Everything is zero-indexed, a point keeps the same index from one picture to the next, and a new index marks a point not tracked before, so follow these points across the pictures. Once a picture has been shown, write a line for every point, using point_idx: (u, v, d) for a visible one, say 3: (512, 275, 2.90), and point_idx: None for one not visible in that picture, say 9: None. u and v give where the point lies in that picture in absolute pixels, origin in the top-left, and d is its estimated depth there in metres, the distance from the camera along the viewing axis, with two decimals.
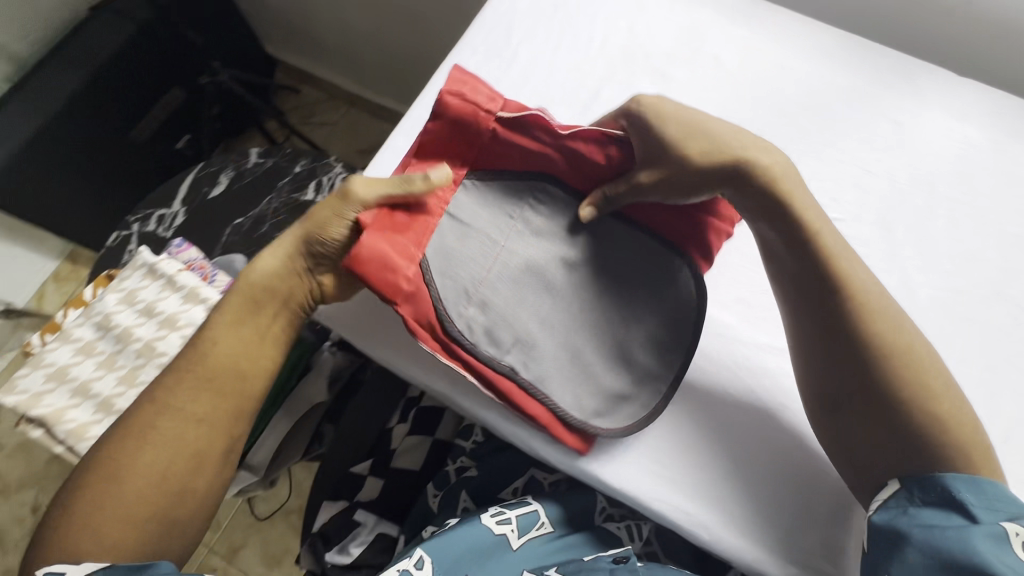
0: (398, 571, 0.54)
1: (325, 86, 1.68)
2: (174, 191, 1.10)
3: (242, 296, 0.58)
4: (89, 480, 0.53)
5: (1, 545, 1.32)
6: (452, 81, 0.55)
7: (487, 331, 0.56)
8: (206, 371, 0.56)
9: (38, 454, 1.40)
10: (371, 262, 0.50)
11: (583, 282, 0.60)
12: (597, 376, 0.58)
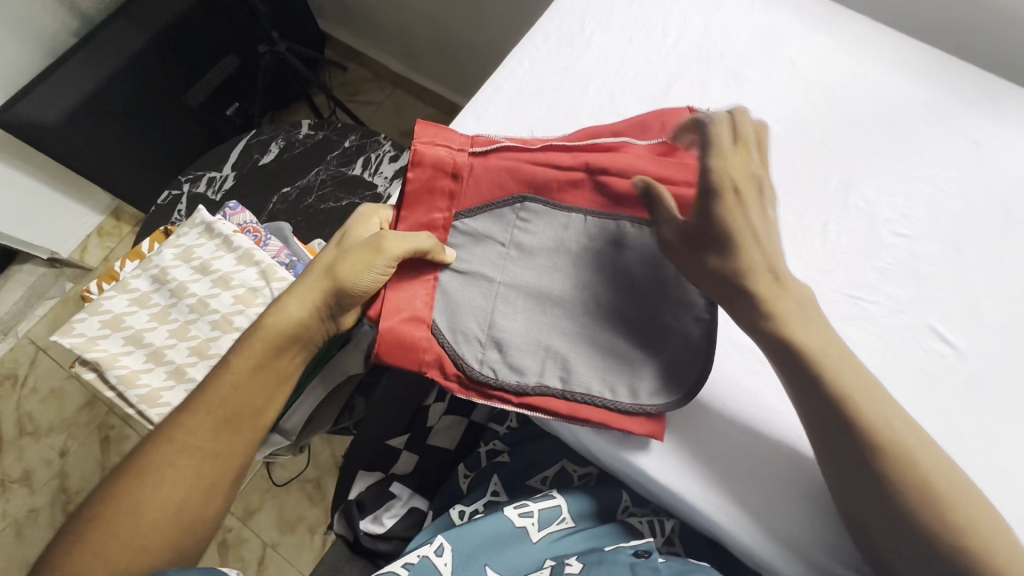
0: (418, 557, 0.58)
1: (373, 66, 1.70)
2: (224, 155, 1.11)
3: (256, 340, 0.57)
4: (92, 521, 0.50)
5: (29, 484, 1.37)
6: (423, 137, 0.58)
7: (509, 364, 0.56)
8: (225, 410, 0.55)
9: (71, 400, 1.44)
10: (393, 345, 0.55)
11: (612, 278, 0.58)
12: (638, 362, 0.57)
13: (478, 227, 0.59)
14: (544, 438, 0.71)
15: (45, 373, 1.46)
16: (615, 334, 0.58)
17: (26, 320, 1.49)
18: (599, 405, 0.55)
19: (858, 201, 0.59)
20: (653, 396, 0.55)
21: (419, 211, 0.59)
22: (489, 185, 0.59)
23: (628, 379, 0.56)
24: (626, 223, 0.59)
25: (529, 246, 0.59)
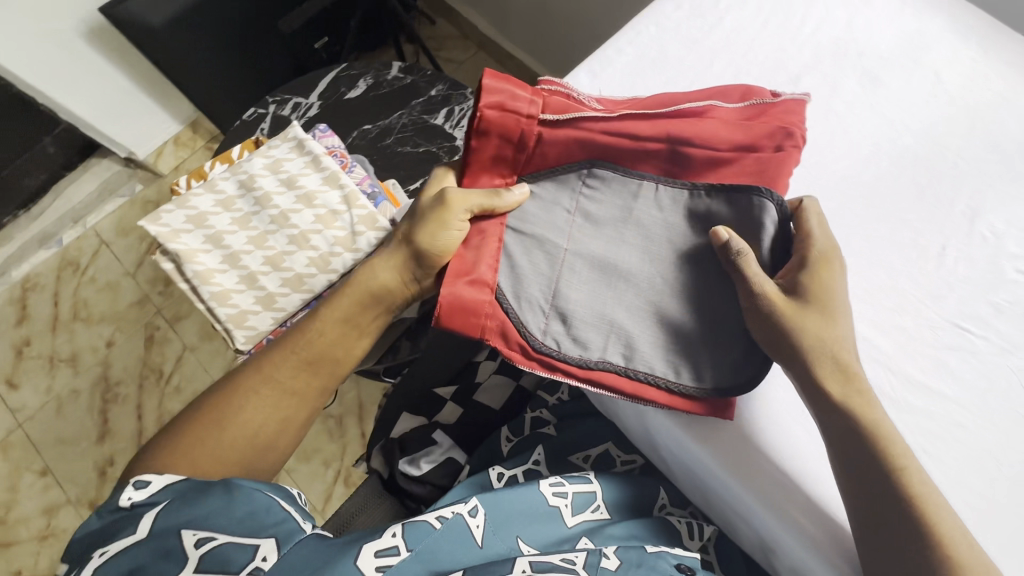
0: (453, 512, 0.54)
1: (460, 22, 1.68)
2: (313, 84, 1.11)
3: (347, 297, 0.61)
4: (182, 428, 0.55)
5: (75, 365, 1.44)
6: (486, 93, 0.52)
7: (573, 337, 0.56)
8: (310, 354, 0.60)
9: (124, 295, 1.50)
10: (454, 312, 0.54)
11: (684, 256, 0.56)
12: (703, 347, 0.55)
13: (547, 190, 0.57)
14: (593, 417, 0.70)
15: (104, 265, 1.52)
16: (686, 313, 0.56)
17: (96, 212, 1.56)
18: (659, 386, 0.55)
19: (984, 230, 0.55)
20: (716, 380, 0.54)
21: (483, 174, 0.57)
22: (556, 153, 0.56)
23: (694, 364, 0.55)
24: (703, 195, 0.54)
25: (597, 216, 0.57)
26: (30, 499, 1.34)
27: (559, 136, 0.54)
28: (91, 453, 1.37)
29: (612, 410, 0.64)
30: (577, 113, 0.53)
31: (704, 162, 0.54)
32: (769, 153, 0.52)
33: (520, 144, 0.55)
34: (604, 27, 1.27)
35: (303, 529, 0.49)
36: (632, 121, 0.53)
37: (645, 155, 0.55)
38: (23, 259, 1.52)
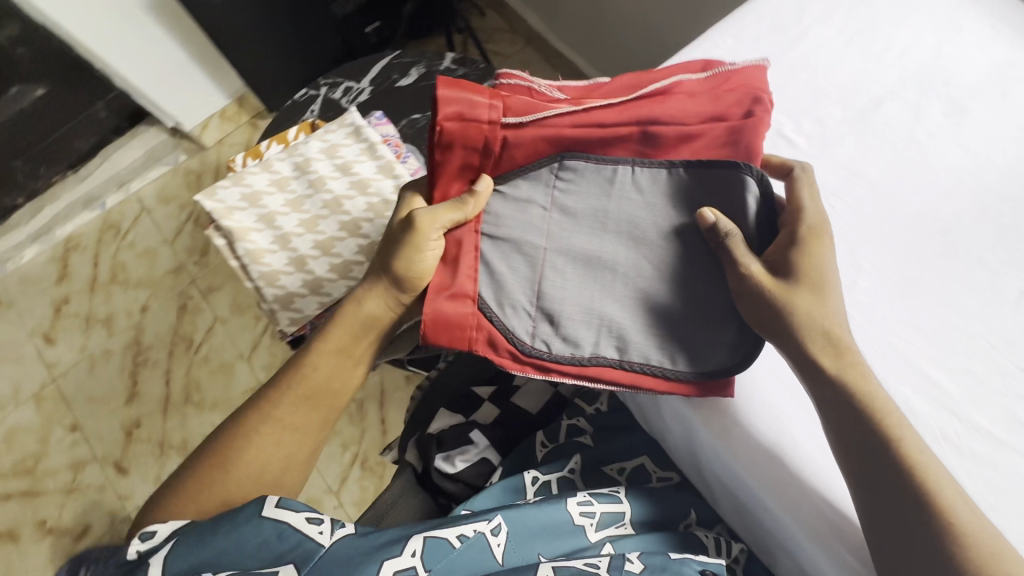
0: (475, 530, 0.55)
1: (510, 16, 1.66)
2: (366, 69, 1.11)
3: (339, 330, 0.64)
4: (194, 473, 0.58)
5: (110, 326, 1.48)
6: (442, 104, 0.52)
7: (562, 337, 0.57)
8: (306, 390, 0.63)
9: (161, 262, 1.53)
10: (439, 329, 0.55)
11: (679, 240, 0.57)
12: (696, 330, 0.57)
13: (521, 190, 0.58)
14: (628, 432, 0.71)
15: (144, 232, 1.55)
16: (677, 297, 0.57)
17: (139, 178, 1.58)
18: (657, 375, 0.56)
19: None
20: (711, 360, 0.56)
21: (453, 181, 0.58)
22: (524, 153, 0.57)
23: (685, 349, 0.57)
24: (679, 169, 0.56)
25: (573, 212, 0.58)
26: (59, 453, 1.38)
27: (529, 133, 0.55)
28: (119, 414, 1.41)
29: (660, 430, 0.65)
30: (539, 111, 0.54)
31: (673, 138, 0.55)
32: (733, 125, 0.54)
33: (487, 148, 0.55)
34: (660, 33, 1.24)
35: (319, 547, 0.50)
36: (599, 108, 0.55)
37: (615, 139, 0.56)
38: (67, 219, 1.55)
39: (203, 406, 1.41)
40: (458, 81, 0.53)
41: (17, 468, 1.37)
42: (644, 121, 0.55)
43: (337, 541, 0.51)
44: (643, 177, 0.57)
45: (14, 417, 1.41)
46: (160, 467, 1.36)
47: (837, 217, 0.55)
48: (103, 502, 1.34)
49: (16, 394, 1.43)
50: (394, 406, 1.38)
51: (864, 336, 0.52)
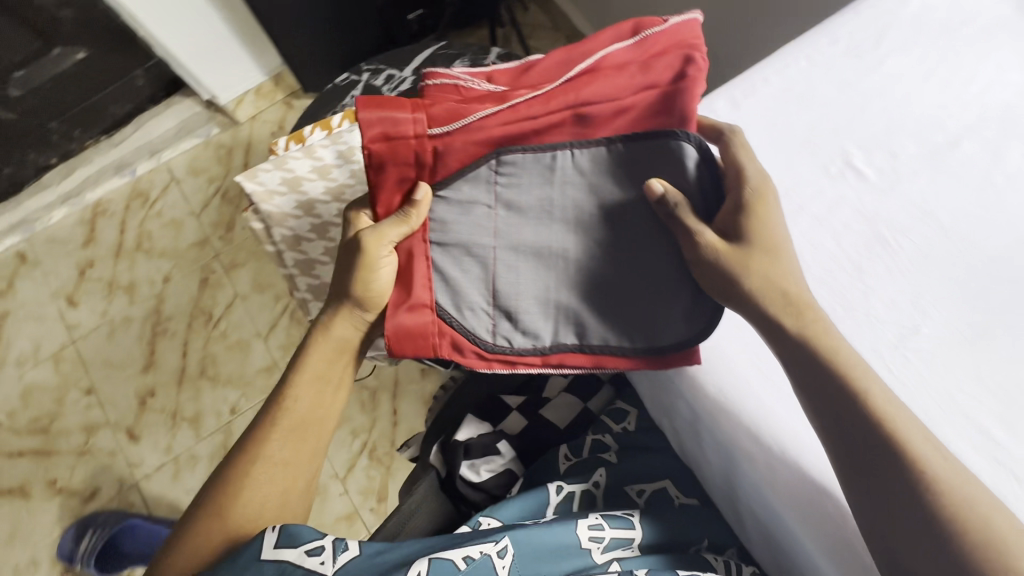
0: (481, 552, 0.53)
1: (553, 13, 1.63)
2: (409, 58, 1.09)
3: (315, 357, 0.64)
4: (193, 522, 0.58)
5: (132, 294, 1.48)
6: (370, 127, 0.56)
7: (520, 331, 0.60)
8: (291, 423, 0.63)
9: (186, 234, 1.53)
10: (402, 340, 0.58)
11: (633, 211, 0.58)
12: (652, 302, 0.59)
13: (462, 193, 0.59)
14: (654, 452, 0.68)
15: (172, 202, 1.56)
16: (630, 276, 0.59)
17: (171, 148, 1.58)
18: (616, 355, 0.59)
19: None
20: (669, 333, 0.58)
21: (395, 194, 0.60)
22: (460, 157, 0.59)
23: (639, 325, 0.59)
24: (618, 144, 0.57)
25: (517, 207, 0.59)
26: (73, 415, 1.39)
27: (465, 135, 0.57)
28: (134, 381, 1.42)
29: (693, 458, 0.64)
30: (466, 116, 0.57)
31: (605, 115, 0.57)
32: (660, 90, 0.56)
33: (422, 156, 0.58)
34: None
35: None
36: (526, 100, 0.56)
37: (549, 128, 0.58)
38: (97, 183, 1.55)
39: (217, 381, 1.41)
40: (379, 101, 0.56)
41: (32, 425, 1.39)
42: (573, 105, 0.57)
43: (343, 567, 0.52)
44: (584, 161, 0.58)
45: (33, 375, 1.43)
46: (171, 438, 1.37)
47: (905, 259, 0.53)
48: (113, 467, 1.35)
49: (36, 352, 1.44)
50: (407, 398, 1.38)
51: (923, 386, 0.49)
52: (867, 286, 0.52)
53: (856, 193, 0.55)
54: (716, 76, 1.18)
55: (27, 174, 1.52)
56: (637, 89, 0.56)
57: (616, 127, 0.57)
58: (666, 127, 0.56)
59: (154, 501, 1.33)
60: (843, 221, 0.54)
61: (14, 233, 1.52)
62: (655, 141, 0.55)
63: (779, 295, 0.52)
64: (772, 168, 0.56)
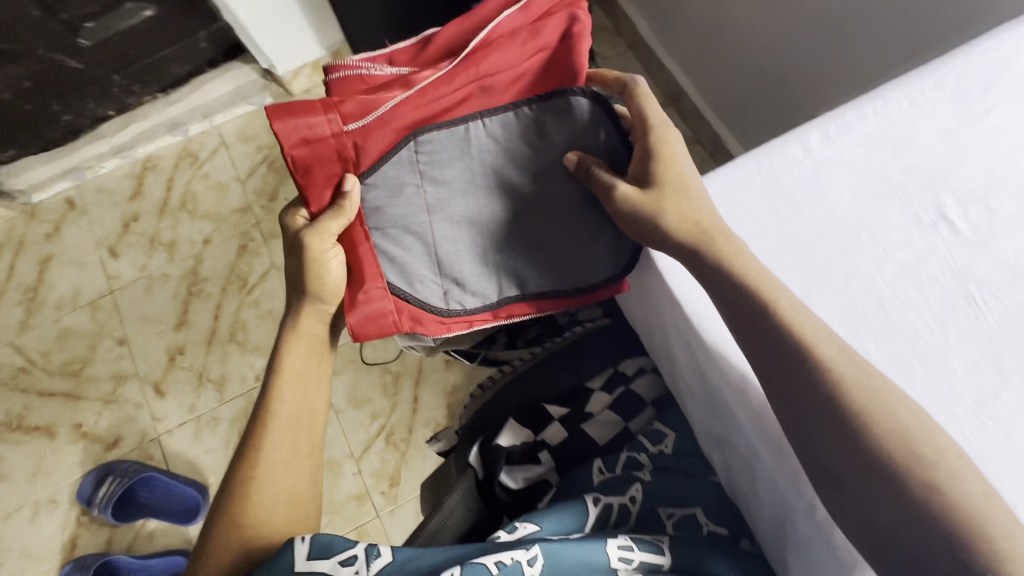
0: (510, 559, 0.51)
1: (617, 17, 1.57)
2: None
3: (291, 355, 0.65)
4: (211, 539, 0.56)
5: (172, 251, 1.51)
6: (287, 136, 0.59)
7: (467, 293, 0.67)
8: (286, 419, 0.62)
9: (230, 198, 1.55)
10: (360, 323, 0.64)
11: (549, 167, 0.65)
12: (580, 248, 0.67)
13: (388, 177, 0.63)
14: (690, 478, 0.63)
15: (220, 166, 1.57)
16: (559, 226, 0.66)
17: (225, 112, 1.59)
18: (551, 299, 0.69)
19: None
20: (601, 272, 0.67)
21: (323, 190, 0.63)
22: (380, 143, 0.62)
23: (569, 266, 0.68)
24: (525, 108, 0.63)
25: (443, 183, 0.64)
26: (104, 363, 1.42)
27: (386, 122, 0.61)
28: (166, 337, 1.44)
29: (745, 502, 0.59)
30: (378, 107, 0.60)
31: (506, 85, 0.63)
32: (543, 51, 0.62)
33: (346, 150, 0.61)
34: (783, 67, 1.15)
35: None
36: (432, 80, 0.61)
37: (457, 103, 0.63)
38: (149, 139, 1.57)
39: (245, 347, 1.43)
40: (287, 107, 0.58)
41: (64, 368, 1.42)
42: (475, 78, 0.62)
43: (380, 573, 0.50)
44: (498, 134, 0.64)
45: (71, 319, 1.46)
46: (195, 398, 1.39)
47: (991, 320, 0.50)
48: (137, 419, 1.38)
49: (75, 298, 1.48)
50: (428, 387, 1.38)
51: (1001, 456, 0.47)
52: (948, 345, 0.50)
53: (946, 246, 0.53)
54: (786, 101, 1.18)
55: (85, 123, 1.52)
56: (530, 55, 0.62)
57: (516, 93, 0.64)
58: (562, 84, 0.64)
59: (173, 457, 1.36)
60: (929, 273, 0.52)
61: (64, 179, 1.55)
62: (558, 102, 0.63)
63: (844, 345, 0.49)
64: (861, 209, 0.54)
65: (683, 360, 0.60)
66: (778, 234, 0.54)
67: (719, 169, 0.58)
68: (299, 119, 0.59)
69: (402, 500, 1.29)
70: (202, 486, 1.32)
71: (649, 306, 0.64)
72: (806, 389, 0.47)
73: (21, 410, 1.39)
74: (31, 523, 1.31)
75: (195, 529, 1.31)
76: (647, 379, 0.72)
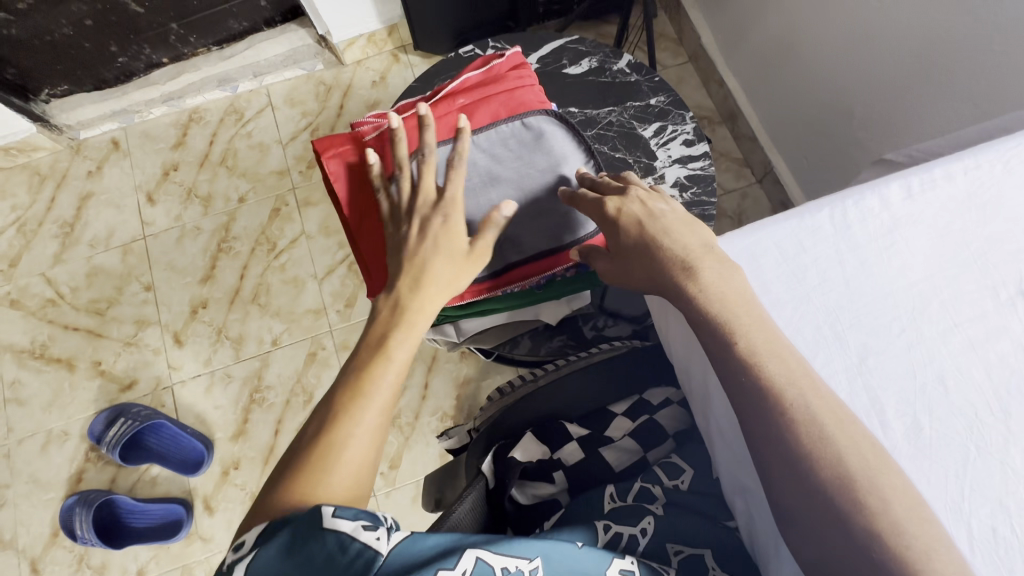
0: (510, 567, 0.47)
1: (680, 26, 1.52)
2: (536, 44, 1.02)
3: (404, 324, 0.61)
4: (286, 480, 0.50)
5: (207, 205, 1.52)
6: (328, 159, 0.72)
7: None
8: (388, 382, 0.57)
9: (270, 160, 1.55)
10: None
11: (531, 159, 0.73)
12: (556, 217, 0.73)
13: None
14: (702, 517, 0.59)
15: (264, 125, 1.57)
16: (556, 207, 0.73)
17: (275, 73, 1.58)
18: (529, 265, 0.74)
19: None
20: (568, 236, 0.73)
21: (351, 193, 0.71)
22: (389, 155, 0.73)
23: (546, 236, 0.73)
24: (505, 124, 0.73)
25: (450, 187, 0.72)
26: (129, 306, 1.45)
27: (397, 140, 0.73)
28: (191, 289, 1.46)
29: (764, 561, 0.55)
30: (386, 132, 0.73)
31: (484, 111, 0.74)
32: (511, 87, 0.75)
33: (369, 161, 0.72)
34: (847, 99, 1.10)
35: (378, 554, 0.45)
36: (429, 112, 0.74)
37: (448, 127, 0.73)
38: (198, 91, 1.57)
39: (266, 310, 1.44)
40: (326, 143, 0.73)
41: (91, 306, 1.45)
42: (459, 108, 0.74)
43: (395, 548, 0.46)
44: (492, 139, 0.73)
45: (102, 258, 1.48)
46: (211, 352, 1.41)
47: None
48: (153, 365, 1.41)
49: (109, 238, 1.50)
50: (439, 375, 1.37)
51: None
52: (1009, 432, 0.47)
53: (1021, 326, 0.49)
54: (847, 136, 1.13)
55: (138, 67, 1.53)
56: (501, 88, 0.75)
57: (494, 115, 0.74)
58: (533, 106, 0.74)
59: (183, 407, 1.38)
60: (999, 352, 0.49)
61: (111, 120, 1.56)
62: (532, 120, 0.73)
63: (848, 423, 0.45)
64: (934, 275, 0.51)
65: (718, 403, 0.58)
66: (842, 289, 0.52)
67: (786, 212, 0.55)
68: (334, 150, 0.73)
69: (399, 483, 1.30)
70: (207, 440, 1.34)
71: (687, 337, 0.61)
72: (790, 475, 0.44)
73: (46, 340, 1.42)
74: (42, 451, 1.35)
75: (195, 481, 1.33)
76: (672, 411, 0.71)
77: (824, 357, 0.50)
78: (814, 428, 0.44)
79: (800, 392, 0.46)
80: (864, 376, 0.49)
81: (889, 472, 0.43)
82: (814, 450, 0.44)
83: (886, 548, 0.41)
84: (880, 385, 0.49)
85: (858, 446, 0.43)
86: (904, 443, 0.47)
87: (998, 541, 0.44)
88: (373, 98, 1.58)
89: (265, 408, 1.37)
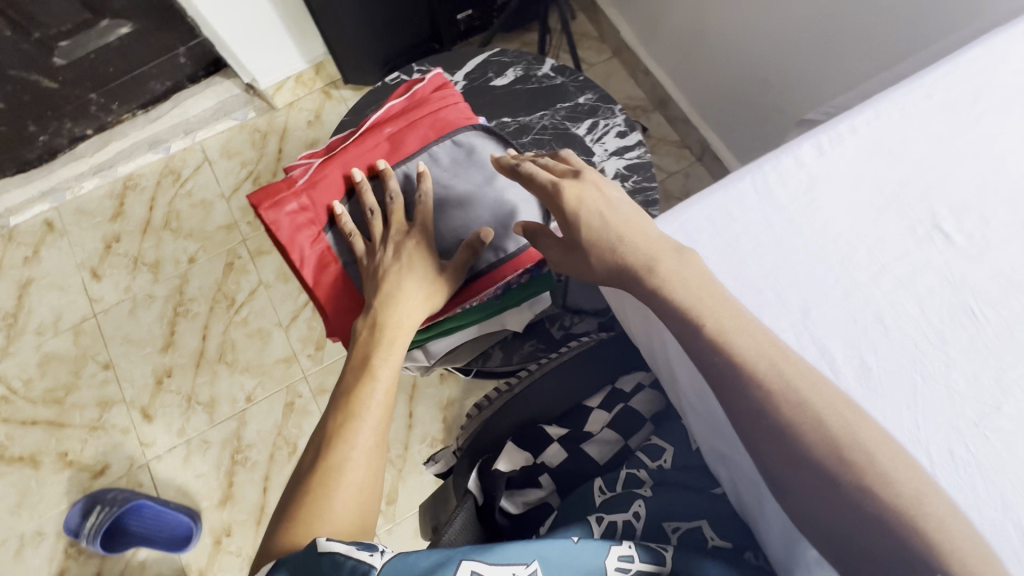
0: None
1: (600, 23, 1.57)
2: (460, 63, 1.03)
3: (376, 347, 0.64)
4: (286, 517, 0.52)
5: (156, 271, 1.47)
6: (265, 208, 0.71)
7: None
8: (363, 400, 0.60)
9: (215, 216, 1.51)
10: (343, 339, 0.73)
11: (470, 172, 0.74)
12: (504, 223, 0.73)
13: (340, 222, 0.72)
14: (690, 491, 0.60)
15: (203, 182, 1.54)
16: (500, 215, 0.73)
17: (206, 128, 1.56)
18: (485, 277, 0.74)
19: None
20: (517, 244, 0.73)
21: (296, 239, 0.71)
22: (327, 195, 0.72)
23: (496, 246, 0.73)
24: (438, 147, 0.74)
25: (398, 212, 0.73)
26: (88, 389, 1.39)
27: (333, 179, 0.73)
28: (153, 360, 1.41)
29: (752, 521, 0.56)
30: (321, 173, 0.73)
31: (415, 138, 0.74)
32: (438, 109, 0.76)
33: (309, 203, 0.72)
34: (762, 68, 1.15)
35: (372, 568, 0.43)
36: (359, 146, 0.74)
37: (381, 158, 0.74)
38: (130, 157, 1.53)
39: (234, 367, 1.40)
40: (261, 192, 0.72)
41: (48, 396, 1.38)
42: (390, 138, 0.75)
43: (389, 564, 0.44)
44: (426, 162, 0.74)
45: (52, 344, 1.42)
46: (184, 421, 1.36)
47: (990, 331, 0.50)
48: (124, 445, 1.35)
49: (57, 322, 1.44)
50: (422, 401, 1.36)
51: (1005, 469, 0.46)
52: (949, 358, 0.50)
53: (942, 257, 0.53)
54: (769, 103, 1.18)
55: (62, 142, 1.49)
56: (427, 111, 0.76)
57: (425, 140, 0.74)
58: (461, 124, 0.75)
59: (163, 483, 1.33)
60: (928, 285, 0.52)
61: (42, 201, 1.51)
62: (463, 138, 0.74)
63: (803, 382, 0.47)
64: (856, 223, 0.54)
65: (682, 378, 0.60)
66: (775, 251, 0.54)
67: (713, 186, 0.57)
68: (270, 198, 0.71)
69: (399, 518, 1.27)
70: (194, 511, 1.29)
71: (646, 316, 0.61)
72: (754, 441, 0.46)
73: (3, 440, 1.35)
74: (16, 557, 1.27)
75: (186, 557, 1.28)
76: (646, 395, 0.72)
77: (769, 316, 0.52)
78: (770, 393, 0.46)
79: (754, 361, 0.47)
80: (810, 329, 0.51)
81: (845, 420, 0.45)
82: (772, 414, 0.46)
83: (856, 492, 0.42)
84: (826, 334, 0.51)
85: (815, 403, 0.45)
86: (857, 386, 0.49)
87: (957, 463, 0.47)
88: (311, 138, 1.57)
89: (250, 468, 1.33)
